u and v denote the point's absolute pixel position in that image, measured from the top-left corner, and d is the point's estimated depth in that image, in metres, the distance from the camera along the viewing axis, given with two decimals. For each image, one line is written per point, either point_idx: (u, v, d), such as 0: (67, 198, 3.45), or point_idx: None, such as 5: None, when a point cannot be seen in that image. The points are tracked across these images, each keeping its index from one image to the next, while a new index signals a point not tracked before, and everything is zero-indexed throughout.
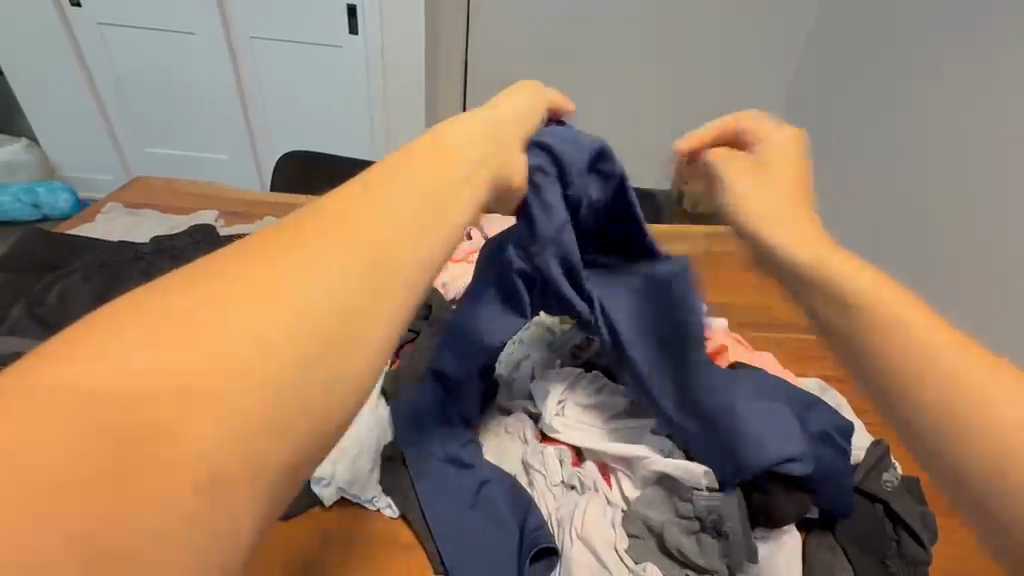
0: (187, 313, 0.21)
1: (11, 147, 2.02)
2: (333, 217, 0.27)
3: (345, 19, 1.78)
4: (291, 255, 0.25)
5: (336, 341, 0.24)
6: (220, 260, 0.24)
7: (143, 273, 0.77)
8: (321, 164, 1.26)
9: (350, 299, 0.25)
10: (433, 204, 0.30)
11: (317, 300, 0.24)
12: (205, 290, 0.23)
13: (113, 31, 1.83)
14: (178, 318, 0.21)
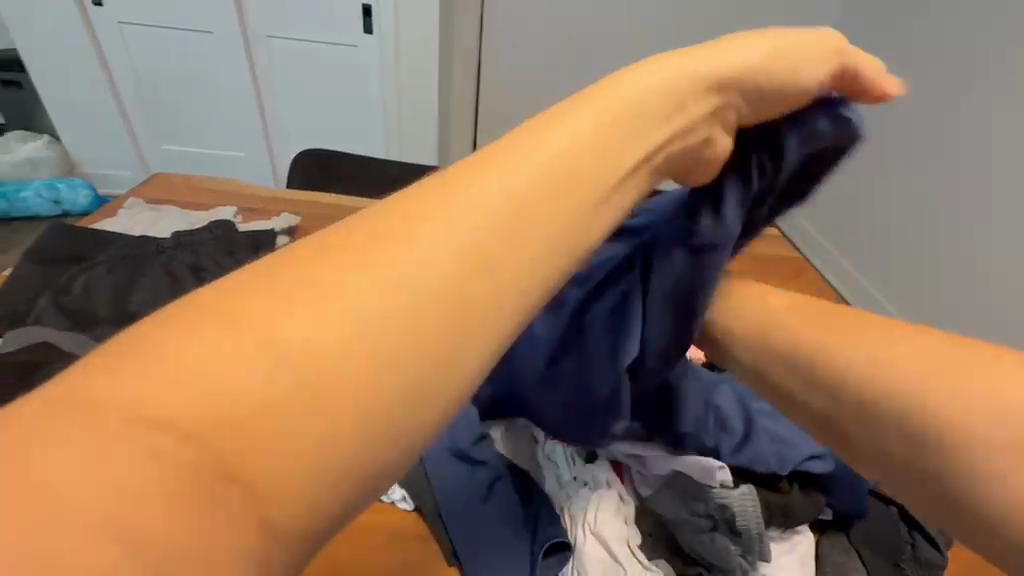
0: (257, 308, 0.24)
1: (34, 143, 2.06)
2: (415, 218, 0.28)
3: (361, 19, 1.79)
4: (361, 258, 0.27)
5: (396, 344, 0.25)
6: (303, 254, 0.27)
7: (165, 266, 0.79)
8: (336, 163, 1.28)
9: (423, 300, 0.26)
10: (535, 219, 0.30)
11: (378, 304, 0.25)
12: (283, 287, 0.25)
13: (135, 30, 1.86)
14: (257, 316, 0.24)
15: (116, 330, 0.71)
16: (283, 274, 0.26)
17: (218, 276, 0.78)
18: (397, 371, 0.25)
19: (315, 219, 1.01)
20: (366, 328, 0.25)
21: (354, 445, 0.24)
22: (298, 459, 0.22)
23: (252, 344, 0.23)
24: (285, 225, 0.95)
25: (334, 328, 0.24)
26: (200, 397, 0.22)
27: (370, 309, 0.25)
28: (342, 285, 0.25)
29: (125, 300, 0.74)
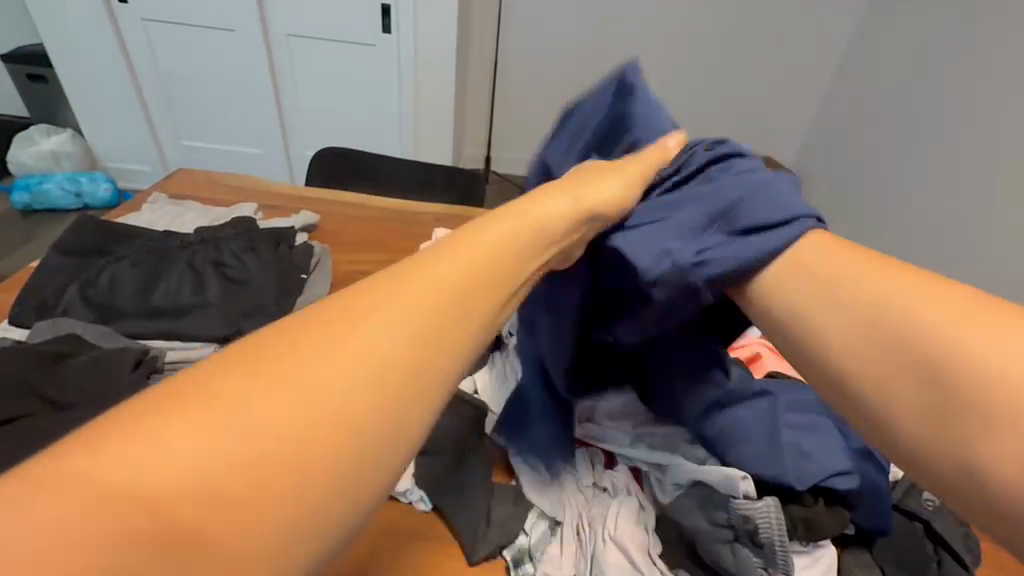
0: (276, 352, 0.26)
1: (57, 136, 2.10)
2: (371, 300, 0.29)
3: (380, 19, 1.79)
4: (332, 338, 0.27)
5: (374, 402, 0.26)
6: (324, 307, 0.29)
7: (189, 261, 0.80)
8: (356, 161, 1.28)
9: (402, 356, 0.28)
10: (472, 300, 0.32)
11: (375, 362, 0.27)
12: (286, 356, 0.26)
13: (157, 27, 1.88)
14: (275, 385, 0.25)
15: (141, 324, 0.72)
16: (277, 355, 0.26)
17: (241, 273, 0.78)
18: (372, 424, 0.26)
19: (333, 217, 1.02)
20: (376, 381, 0.27)
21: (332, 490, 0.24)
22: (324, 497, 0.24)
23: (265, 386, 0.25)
24: (303, 223, 0.95)
25: (348, 386, 0.26)
26: (254, 440, 0.23)
27: (368, 366, 0.27)
28: (338, 344, 0.27)
29: (148, 295, 0.75)
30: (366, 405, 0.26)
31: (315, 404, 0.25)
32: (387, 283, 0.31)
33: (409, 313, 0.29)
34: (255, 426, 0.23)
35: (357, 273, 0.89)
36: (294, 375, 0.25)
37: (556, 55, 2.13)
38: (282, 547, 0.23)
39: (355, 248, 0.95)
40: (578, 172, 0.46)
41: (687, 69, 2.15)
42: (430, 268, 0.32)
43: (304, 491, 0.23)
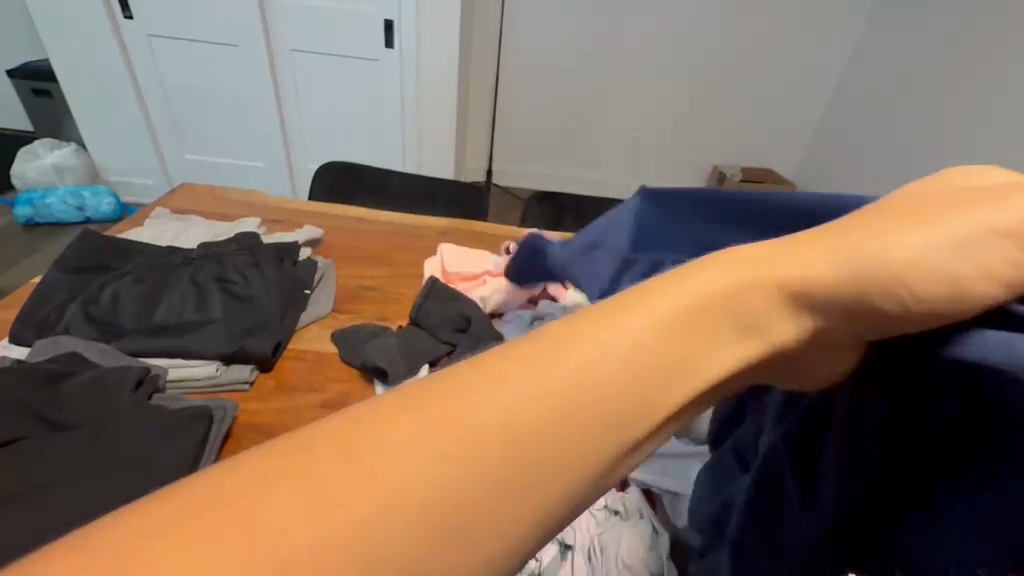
0: (398, 410, 0.21)
1: (61, 150, 2.10)
2: (502, 370, 0.22)
3: (383, 34, 1.81)
4: (460, 405, 0.21)
5: (475, 480, 0.19)
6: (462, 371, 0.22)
7: (192, 277, 0.79)
8: (360, 175, 1.28)
9: (527, 432, 0.21)
10: (628, 394, 0.22)
11: (498, 435, 0.20)
12: (381, 420, 0.20)
13: (162, 43, 1.90)
14: (363, 444, 0.19)
15: (143, 342, 0.71)
16: (329, 435, 0.20)
17: (244, 289, 0.78)
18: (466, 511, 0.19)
19: (338, 231, 1.01)
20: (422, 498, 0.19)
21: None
22: None
23: (365, 447, 0.19)
24: (307, 238, 0.95)
25: (429, 467, 0.19)
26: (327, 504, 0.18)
27: (420, 477, 0.19)
28: (468, 404, 0.21)
29: (151, 312, 0.74)
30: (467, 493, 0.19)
31: (336, 509, 0.18)
32: (539, 353, 0.23)
33: (499, 424, 0.20)
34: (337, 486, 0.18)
35: (362, 288, 0.89)
36: (402, 434, 0.20)
37: (558, 68, 2.15)
38: None
39: (360, 263, 0.94)
40: (874, 223, 0.29)
41: (688, 79, 2.15)
42: (593, 348, 0.23)
43: None
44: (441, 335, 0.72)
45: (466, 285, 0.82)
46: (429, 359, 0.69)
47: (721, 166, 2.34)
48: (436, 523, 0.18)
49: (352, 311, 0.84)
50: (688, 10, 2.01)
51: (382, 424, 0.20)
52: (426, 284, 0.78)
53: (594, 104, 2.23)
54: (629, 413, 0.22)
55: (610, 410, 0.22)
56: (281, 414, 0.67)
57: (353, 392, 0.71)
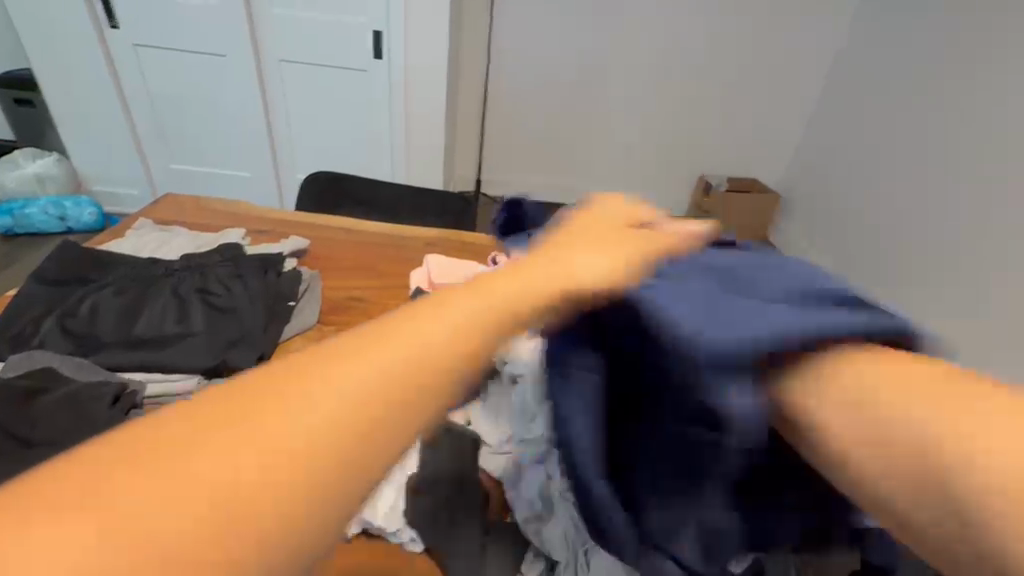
0: (280, 377, 0.25)
1: (43, 160, 2.07)
2: (363, 341, 0.27)
3: (371, 45, 1.81)
4: (333, 365, 0.26)
5: (366, 406, 0.25)
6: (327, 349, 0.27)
7: (173, 289, 0.77)
8: (347, 185, 1.27)
9: (401, 370, 0.26)
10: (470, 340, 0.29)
11: (375, 375, 0.26)
12: (264, 389, 0.24)
13: (148, 52, 1.89)
14: (254, 405, 0.23)
15: (123, 357, 0.69)
16: (208, 406, 0.23)
17: (227, 301, 0.76)
18: (366, 428, 0.24)
19: (324, 241, 1.01)
20: (323, 436, 0.23)
21: (318, 491, 0.22)
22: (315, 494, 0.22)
23: (257, 408, 0.23)
24: (292, 249, 0.94)
25: (322, 406, 0.24)
26: (239, 445, 0.22)
27: (315, 411, 0.24)
28: (342, 364, 0.26)
29: (131, 326, 0.73)
30: (360, 417, 0.24)
31: (249, 442, 0.22)
32: (392, 327, 0.28)
33: (373, 370, 0.26)
34: (241, 432, 0.22)
35: (348, 299, 0.88)
36: (291, 392, 0.24)
37: (546, 79, 2.17)
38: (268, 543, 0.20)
39: (346, 274, 0.93)
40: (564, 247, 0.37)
41: (674, 90, 2.19)
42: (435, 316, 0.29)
43: (262, 502, 0.21)
44: None
45: None
46: None
47: (708, 176, 2.37)
48: (349, 434, 0.24)
49: (338, 322, 0.83)
50: (673, 25, 2.05)
51: (272, 391, 0.24)
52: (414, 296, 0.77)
53: (582, 114, 2.26)
54: (477, 349, 0.29)
55: (461, 351, 0.28)
56: None
57: None
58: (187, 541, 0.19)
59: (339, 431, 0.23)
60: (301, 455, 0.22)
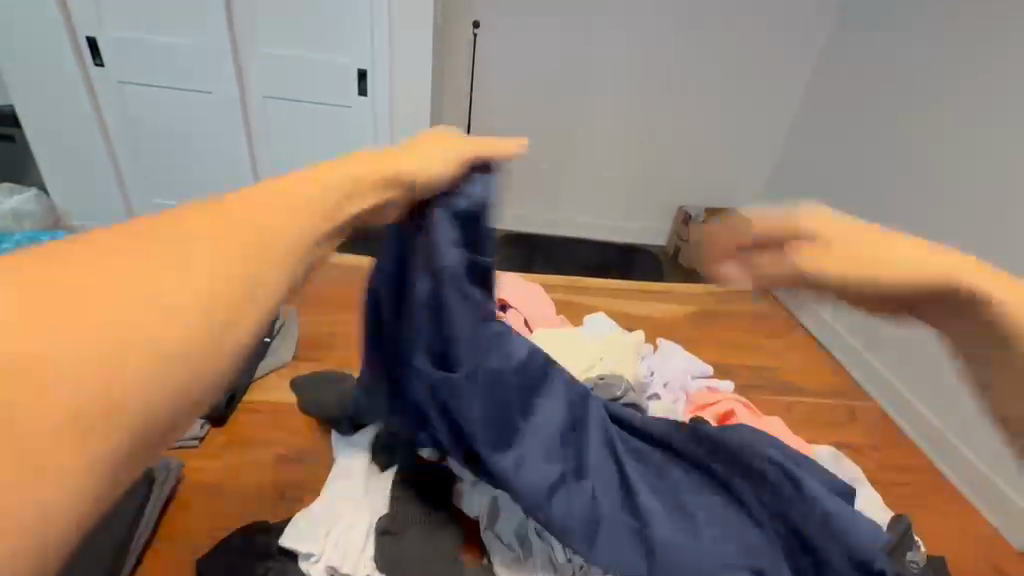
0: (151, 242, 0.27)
1: (20, 196, 2.05)
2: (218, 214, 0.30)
3: (355, 83, 1.86)
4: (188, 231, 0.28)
5: (241, 252, 0.29)
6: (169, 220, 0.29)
7: None
8: None
9: (250, 232, 0.30)
10: (313, 204, 0.35)
11: (228, 246, 0.29)
12: (102, 253, 0.25)
13: (132, 89, 1.91)
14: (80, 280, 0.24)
15: None
16: (60, 260, 0.25)
17: None
18: (240, 260, 0.29)
19: None
20: (230, 268, 0.28)
21: (211, 316, 0.26)
22: (217, 320, 0.26)
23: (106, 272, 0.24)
24: None
25: (210, 270, 0.27)
26: (117, 303, 0.24)
27: (207, 268, 0.27)
28: (201, 236, 0.28)
29: None
30: (243, 269, 0.28)
31: (127, 306, 0.24)
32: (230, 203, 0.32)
33: (247, 233, 0.30)
34: (101, 282, 0.24)
35: (324, 332, 0.87)
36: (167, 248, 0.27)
37: (528, 114, 2.24)
38: (182, 375, 0.25)
39: (322, 306, 0.93)
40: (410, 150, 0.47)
41: (653, 123, 2.27)
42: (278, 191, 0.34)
43: (169, 343, 0.24)
44: None
45: None
46: None
47: (686, 207, 2.44)
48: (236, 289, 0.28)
49: (315, 357, 0.82)
50: (651, 58, 2.14)
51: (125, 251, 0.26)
52: None
53: (564, 146, 2.32)
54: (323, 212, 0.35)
55: (305, 208, 0.34)
56: (236, 471, 0.65)
57: (308, 443, 0.69)
58: (106, 397, 0.22)
59: (229, 285, 0.27)
60: (211, 285, 0.27)
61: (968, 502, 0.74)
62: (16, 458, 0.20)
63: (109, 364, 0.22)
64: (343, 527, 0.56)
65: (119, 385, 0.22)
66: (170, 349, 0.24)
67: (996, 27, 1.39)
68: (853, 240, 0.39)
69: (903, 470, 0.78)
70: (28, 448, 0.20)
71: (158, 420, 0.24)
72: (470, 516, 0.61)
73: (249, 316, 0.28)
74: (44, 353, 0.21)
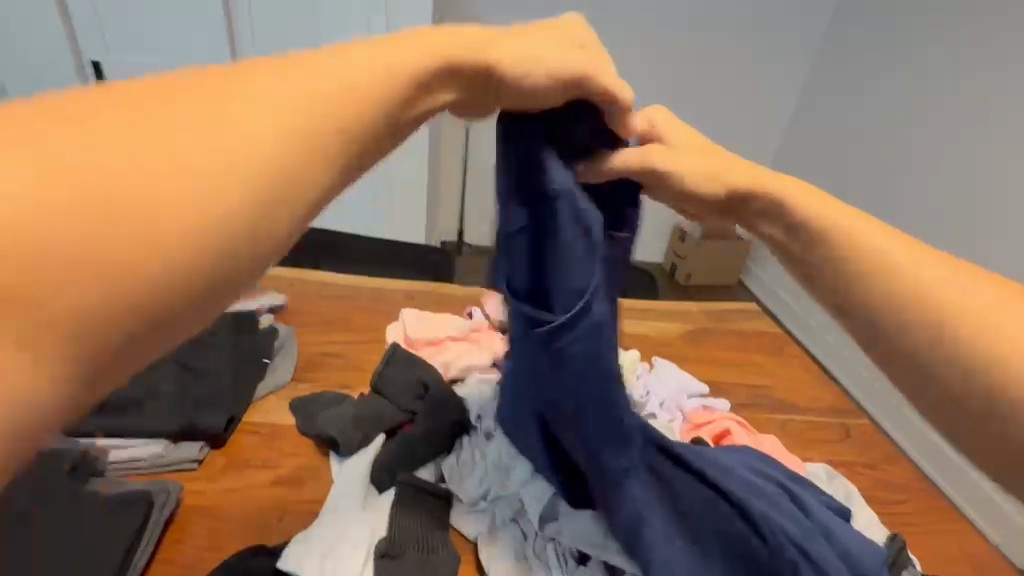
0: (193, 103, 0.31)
1: None
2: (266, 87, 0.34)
3: None
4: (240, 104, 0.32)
5: (285, 137, 0.32)
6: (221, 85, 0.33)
7: None
8: (324, 241, 1.29)
9: (296, 117, 0.33)
10: (356, 93, 0.37)
11: (274, 125, 0.32)
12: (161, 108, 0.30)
13: None
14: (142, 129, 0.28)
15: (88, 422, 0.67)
16: (123, 107, 0.29)
17: (199, 362, 0.76)
18: (282, 147, 0.32)
19: (301, 295, 1.01)
20: (274, 151, 0.31)
21: (252, 193, 0.30)
22: (254, 193, 0.30)
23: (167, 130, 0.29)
24: (270, 304, 0.95)
25: (255, 150, 0.31)
26: (173, 160, 0.28)
27: (248, 144, 0.30)
28: (248, 105, 0.32)
29: None
30: (282, 152, 0.32)
31: (178, 167, 0.28)
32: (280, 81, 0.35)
33: (292, 118, 0.33)
34: (163, 139, 0.28)
35: (322, 354, 0.87)
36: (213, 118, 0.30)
37: None
38: (221, 233, 0.29)
39: (320, 327, 0.93)
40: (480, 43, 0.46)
41: None
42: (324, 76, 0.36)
43: (210, 197, 0.28)
44: (402, 403, 0.71)
45: (428, 350, 0.82)
46: (387, 429, 0.69)
47: None
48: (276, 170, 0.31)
49: (312, 379, 0.83)
50: None
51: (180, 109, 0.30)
52: (388, 350, 0.77)
53: None
54: (366, 103, 0.37)
55: (349, 100, 0.36)
56: (234, 495, 0.65)
57: (307, 466, 0.69)
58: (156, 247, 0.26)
59: (266, 163, 0.31)
60: (249, 160, 0.30)
61: (963, 519, 0.75)
62: (82, 273, 0.24)
63: (155, 217, 0.26)
64: (342, 549, 0.56)
65: (175, 228, 0.27)
66: (210, 210, 0.28)
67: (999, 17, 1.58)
68: (835, 216, 0.49)
69: (899, 489, 0.78)
70: (88, 266, 0.24)
71: (201, 272, 0.28)
72: (468, 537, 0.61)
73: (286, 196, 0.32)
74: (101, 188, 0.25)
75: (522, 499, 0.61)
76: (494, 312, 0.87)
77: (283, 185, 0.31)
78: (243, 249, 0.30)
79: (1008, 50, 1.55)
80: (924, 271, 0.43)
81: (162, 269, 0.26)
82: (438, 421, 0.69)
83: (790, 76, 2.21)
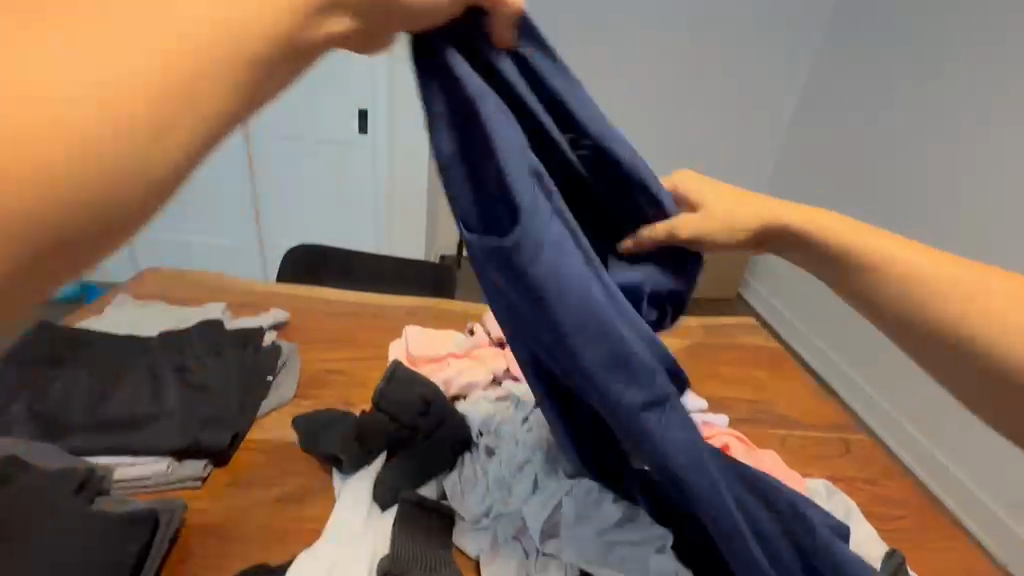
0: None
1: None
2: None
3: (356, 122, 1.92)
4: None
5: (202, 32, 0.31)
6: None
7: (150, 369, 0.77)
8: (326, 257, 1.31)
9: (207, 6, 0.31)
10: None
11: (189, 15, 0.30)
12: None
13: None
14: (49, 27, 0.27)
15: (93, 443, 0.68)
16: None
17: (204, 380, 0.76)
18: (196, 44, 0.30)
19: (304, 311, 1.02)
20: (188, 53, 0.30)
21: (177, 105, 0.30)
22: (179, 108, 0.30)
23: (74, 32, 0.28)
24: (273, 321, 0.96)
25: (165, 49, 0.29)
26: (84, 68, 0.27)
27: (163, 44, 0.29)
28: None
29: (99, 409, 0.71)
30: (195, 47, 0.30)
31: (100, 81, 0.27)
32: None
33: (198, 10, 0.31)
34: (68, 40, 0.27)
35: (325, 371, 0.88)
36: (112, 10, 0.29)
37: None
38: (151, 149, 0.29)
39: (323, 344, 0.94)
40: None
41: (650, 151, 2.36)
42: None
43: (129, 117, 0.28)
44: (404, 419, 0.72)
45: (429, 367, 0.83)
46: (389, 446, 0.70)
47: None
48: (192, 79, 0.30)
49: (314, 396, 0.83)
50: (651, 81, 2.25)
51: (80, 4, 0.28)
52: (389, 367, 0.78)
53: None
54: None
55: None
56: (237, 513, 0.65)
57: (311, 483, 0.70)
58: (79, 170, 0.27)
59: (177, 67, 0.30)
60: (159, 63, 0.29)
61: (960, 533, 0.75)
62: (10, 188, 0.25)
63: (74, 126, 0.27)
64: (346, 567, 0.56)
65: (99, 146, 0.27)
66: (135, 130, 0.28)
67: (993, 20, 1.62)
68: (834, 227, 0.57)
69: (898, 503, 0.78)
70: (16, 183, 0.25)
71: (127, 188, 0.29)
72: (471, 555, 0.62)
73: (212, 109, 0.31)
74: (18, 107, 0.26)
75: (523, 516, 0.62)
76: (494, 329, 0.88)
77: (217, 94, 0.31)
78: (176, 164, 0.30)
79: (1007, 50, 1.58)
80: (932, 271, 0.53)
81: (92, 183, 0.27)
82: (440, 439, 0.69)
83: (789, 77, 2.29)
